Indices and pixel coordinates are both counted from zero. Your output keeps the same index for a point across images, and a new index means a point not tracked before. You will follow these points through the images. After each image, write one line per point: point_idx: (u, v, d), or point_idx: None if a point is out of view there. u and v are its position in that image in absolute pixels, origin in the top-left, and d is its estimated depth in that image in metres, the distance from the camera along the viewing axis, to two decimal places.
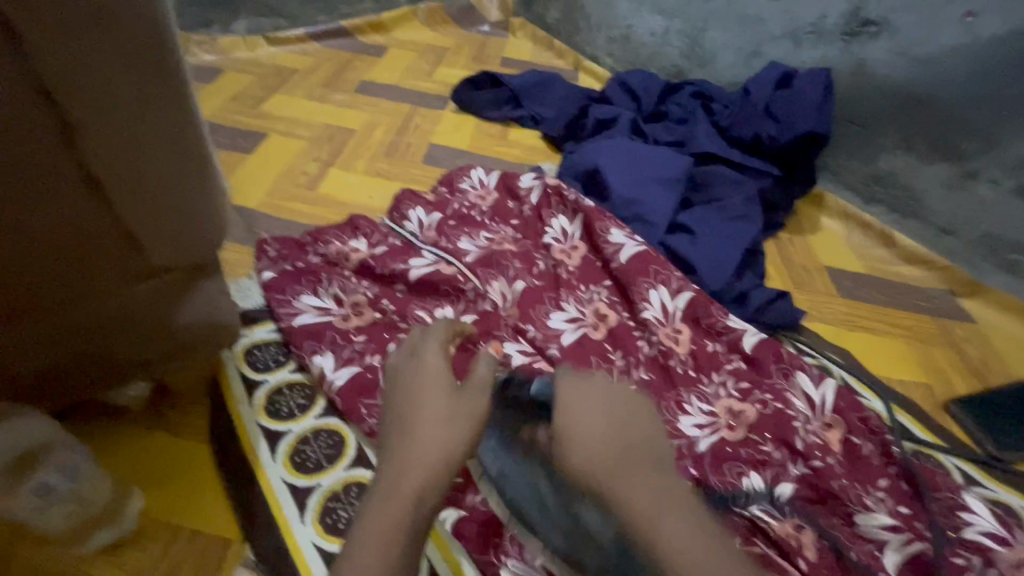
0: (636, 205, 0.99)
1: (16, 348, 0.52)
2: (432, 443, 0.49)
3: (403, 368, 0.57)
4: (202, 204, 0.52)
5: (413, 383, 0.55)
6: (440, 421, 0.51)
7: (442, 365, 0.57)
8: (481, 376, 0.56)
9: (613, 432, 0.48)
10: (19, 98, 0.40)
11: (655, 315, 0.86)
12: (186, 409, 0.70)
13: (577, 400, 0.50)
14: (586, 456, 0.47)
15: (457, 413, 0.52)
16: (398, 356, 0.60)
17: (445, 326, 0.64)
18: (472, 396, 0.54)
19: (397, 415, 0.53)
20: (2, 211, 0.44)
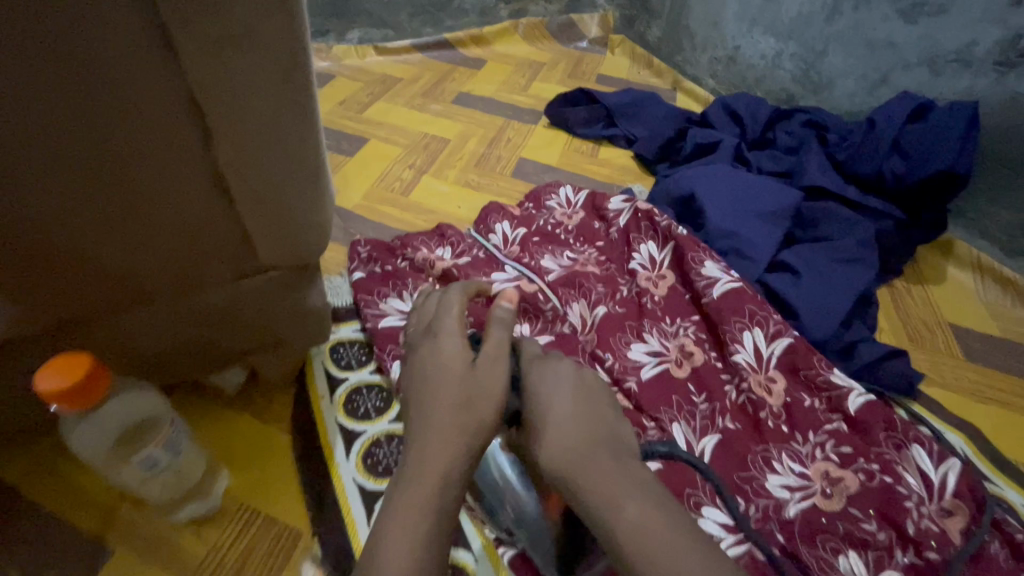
0: (733, 238, 0.93)
1: (142, 330, 0.57)
2: (448, 430, 0.50)
3: (421, 346, 0.57)
4: (313, 211, 0.54)
5: (428, 373, 0.54)
6: (456, 414, 0.51)
7: (456, 349, 0.55)
8: (495, 341, 0.55)
9: (584, 431, 0.52)
10: (166, 100, 0.42)
11: (747, 359, 0.80)
12: (273, 397, 0.74)
13: (545, 387, 0.55)
14: (553, 443, 0.51)
15: (472, 396, 0.51)
16: (417, 333, 0.60)
17: (461, 291, 0.62)
18: (486, 368, 0.53)
19: (415, 408, 0.53)
20: (142, 209, 0.47)
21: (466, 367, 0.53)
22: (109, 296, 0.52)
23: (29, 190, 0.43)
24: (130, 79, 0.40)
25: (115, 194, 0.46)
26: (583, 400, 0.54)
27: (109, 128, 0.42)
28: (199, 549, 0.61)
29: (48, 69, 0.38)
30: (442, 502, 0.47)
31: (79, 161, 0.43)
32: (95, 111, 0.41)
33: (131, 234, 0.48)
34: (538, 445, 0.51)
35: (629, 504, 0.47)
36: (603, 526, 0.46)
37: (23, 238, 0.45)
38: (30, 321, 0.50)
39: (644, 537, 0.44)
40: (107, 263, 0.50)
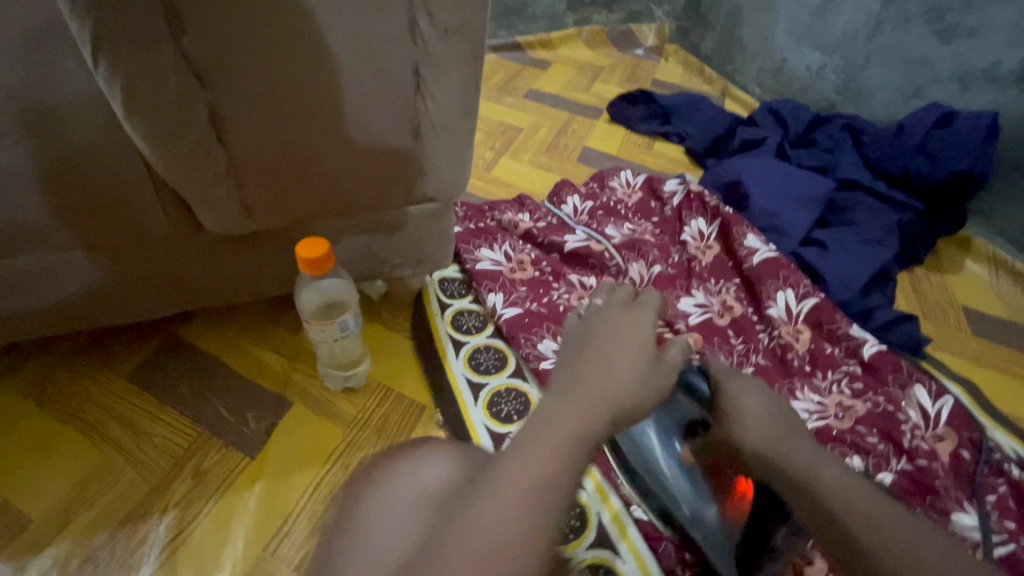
0: (773, 217, 1.09)
1: (333, 235, 0.77)
2: (613, 403, 0.53)
3: (613, 318, 0.59)
4: (466, 158, 0.73)
5: (615, 343, 0.57)
6: (626, 396, 0.53)
7: (645, 339, 0.58)
8: (672, 357, 0.60)
9: (774, 424, 0.63)
10: (403, 72, 0.61)
11: (779, 313, 0.97)
12: (397, 312, 0.94)
13: (738, 390, 0.66)
14: (756, 439, 0.61)
15: (646, 382, 0.56)
16: (611, 304, 0.60)
17: (657, 299, 0.63)
18: (662, 366, 0.58)
19: (584, 365, 0.55)
20: (365, 146, 0.67)
21: (649, 355, 0.57)
22: (322, 209, 0.72)
23: (304, 125, 0.62)
24: (382, 51, 0.59)
25: (348, 131, 0.64)
26: (773, 408, 0.65)
27: (359, 82, 0.60)
28: (352, 408, 0.81)
29: (339, 46, 0.57)
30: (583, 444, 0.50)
31: (338, 109, 0.62)
32: (356, 76, 0.60)
33: (352, 165, 0.68)
34: (737, 438, 0.63)
35: (836, 486, 0.55)
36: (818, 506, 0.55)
37: (289, 159, 0.65)
38: (271, 219, 0.71)
39: (860, 510, 0.53)
40: (330, 184, 0.69)
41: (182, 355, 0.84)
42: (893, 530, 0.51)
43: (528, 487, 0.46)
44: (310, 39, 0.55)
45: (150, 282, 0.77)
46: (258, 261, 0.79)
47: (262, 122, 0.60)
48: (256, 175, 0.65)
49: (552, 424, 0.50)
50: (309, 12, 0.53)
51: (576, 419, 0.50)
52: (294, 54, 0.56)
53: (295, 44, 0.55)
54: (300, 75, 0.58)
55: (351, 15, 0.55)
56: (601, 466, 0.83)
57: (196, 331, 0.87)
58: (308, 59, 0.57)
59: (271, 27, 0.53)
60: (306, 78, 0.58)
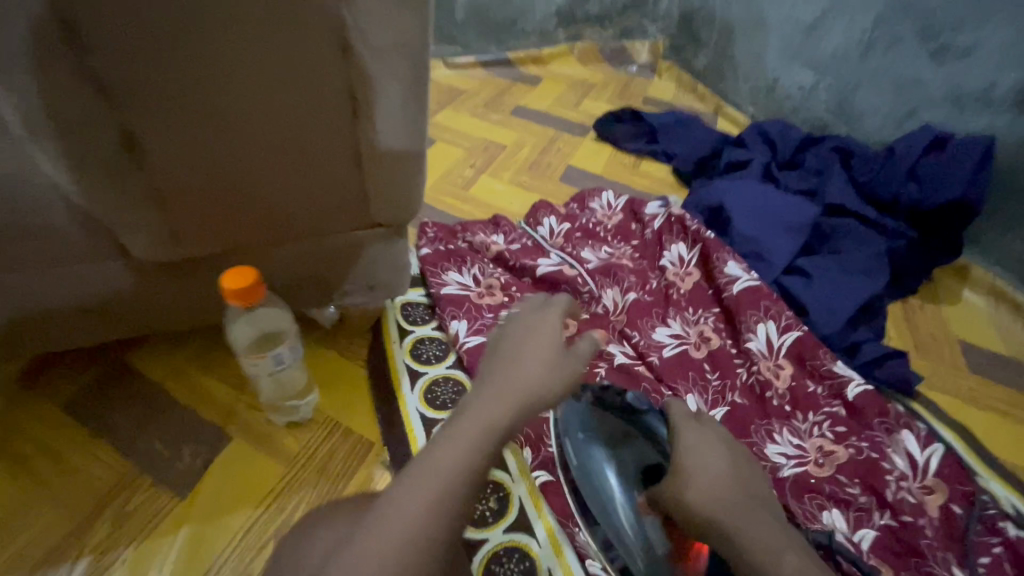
0: (755, 243, 1.04)
1: (275, 264, 0.73)
2: (531, 387, 0.60)
3: (522, 319, 0.67)
4: (414, 183, 0.69)
5: (525, 337, 0.65)
6: (539, 382, 0.61)
7: (554, 332, 0.65)
8: (580, 351, 0.66)
9: (727, 481, 0.64)
10: (335, 92, 0.57)
11: (759, 347, 0.91)
12: (354, 339, 0.89)
13: (695, 441, 0.69)
14: (702, 496, 0.63)
15: (556, 370, 0.62)
16: (523, 307, 0.70)
17: (563, 308, 0.69)
18: (575, 358, 0.65)
19: (501, 356, 0.63)
20: (301, 171, 0.62)
21: (562, 353, 0.64)
22: (261, 235, 0.68)
23: (233, 149, 0.58)
24: (310, 70, 0.55)
25: (279, 153, 0.60)
26: (731, 465, 0.67)
27: (288, 102, 0.56)
28: (295, 444, 0.76)
29: (263, 65, 0.53)
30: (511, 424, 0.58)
31: (268, 131, 0.58)
32: (284, 96, 0.56)
33: (287, 189, 0.64)
34: (687, 492, 0.64)
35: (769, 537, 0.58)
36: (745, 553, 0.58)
37: (218, 183, 0.60)
38: (204, 247, 0.66)
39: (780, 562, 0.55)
40: (266, 209, 0.65)
41: (118, 386, 0.79)
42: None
43: (439, 488, 0.52)
44: (230, 57, 0.51)
45: (81, 319, 0.72)
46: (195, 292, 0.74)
47: (184, 146, 0.56)
48: (182, 201, 0.61)
49: (470, 416, 0.57)
50: (223, 26, 0.49)
51: (490, 413, 0.57)
52: (213, 73, 0.52)
53: (214, 63, 0.51)
54: (221, 94, 0.54)
55: (275, 33, 0.51)
56: (557, 517, 0.79)
57: (136, 360, 0.82)
58: (227, 78, 0.52)
59: (186, 43, 0.49)
60: (229, 97, 0.54)
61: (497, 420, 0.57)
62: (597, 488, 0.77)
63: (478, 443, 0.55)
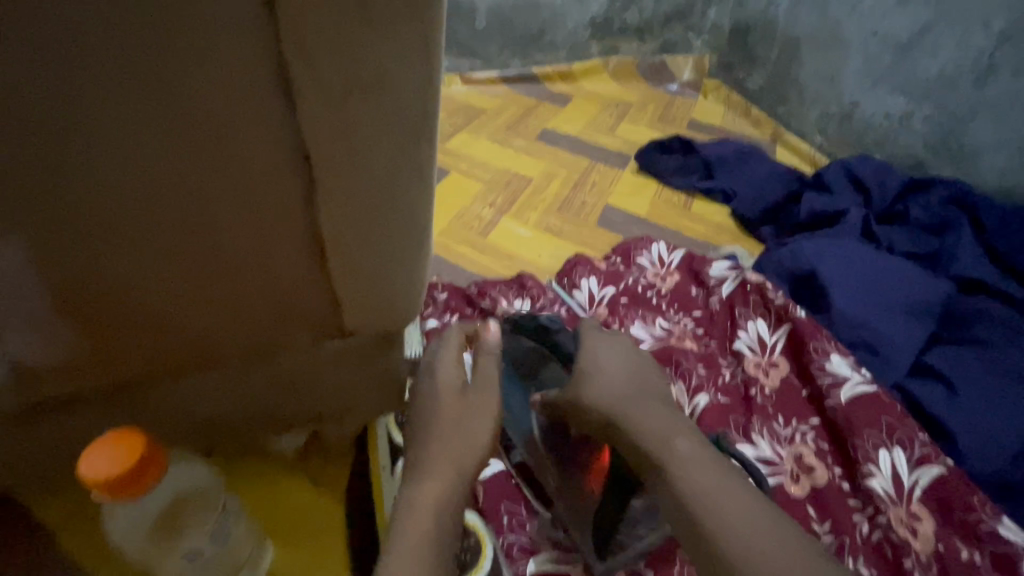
0: (865, 329, 0.79)
1: (210, 393, 0.51)
2: (453, 454, 0.52)
3: (418, 378, 0.57)
4: (412, 279, 0.46)
5: (427, 400, 0.55)
6: (461, 438, 0.53)
7: (452, 371, 0.56)
8: (486, 371, 0.56)
9: (633, 387, 0.55)
10: (274, 150, 0.36)
11: (884, 487, 0.66)
12: (329, 460, 0.66)
13: (598, 350, 0.58)
14: (628, 420, 0.52)
15: (467, 416, 0.54)
16: (418, 361, 0.59)
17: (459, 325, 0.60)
18: (477, 391, 0.55)
19: (414, 431, 0.55)
20: (233, 269, 0.41)
21: (459, 393, 0.55)
22: (175, 356, 0.46)
23: (115, 242, 0.37)
24: (221, 114, 0.33)
25: (190, 245, 0.39)
26: (635, 378, 0.56)
27: (193, 165, 0.35)
28: None
29: (150, 110, 0.32)
30: (444, 525, 0.48)
31: (172, 215, 0.37)
32: (190, 155, 0.35)
33: (208, 294, 0.42)
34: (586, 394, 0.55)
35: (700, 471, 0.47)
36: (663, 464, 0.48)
37: (99, 290, 0.40)
38: (92, 378, 0.45)
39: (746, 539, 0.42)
40: (177, 325, 0.44)
41: (10, 539, 0.59)
42: (744, 517, 0.43)
43: None
44: (92, 96, 0.31)
45: None
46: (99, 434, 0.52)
47: (36, 240, 0.36)
48: (47, 318, 0.40)
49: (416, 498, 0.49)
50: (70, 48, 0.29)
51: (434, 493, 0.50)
52: (65, 126, 0.32)
53: (64, 109, 0.31)
54: (82, 154, 0.33)
55: (164, 59, 0.31)
56: None
57: (40, 503, 0.62)
58: (86, 127, 0.32)
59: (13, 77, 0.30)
60: (97, 165, 0.34)
61: (435, 502, 0.49)
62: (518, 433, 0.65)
63: (436, 527, 0.48)
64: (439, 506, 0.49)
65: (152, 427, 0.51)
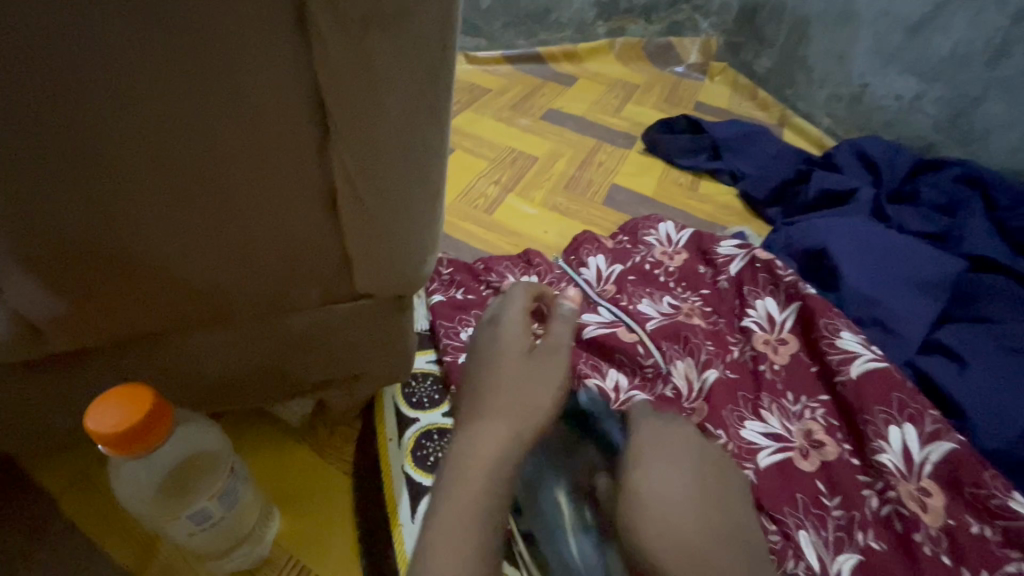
0: (877, 306, 0.79)
1: (214, 352, 0.50)
2: (512, 407, 0.53)
3: (481, 336, 0.60)
4: (424, 237, 0.45)
5: (489, 354, 0.58)
6: (526, 393, 0.54)
7: (519, 331, 0.59)
8: (555, 335, 0.60)
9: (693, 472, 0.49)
10: (282, 92, 0.34)
11: (894, 462, 0.66)
12: (336, 430, 0.65)
13: (662, 434, 0.52)
14: (670, 480, 0.47)
15: (534, 372, 0.56)
16: (480, 325, 0.62)
17: (523, 291, 0.63)
18: (547, 355, 0.58)
19: (473, 387, 0.56)
20: (239, 220, 0.40)
21: (528, 353, 0.58)
22: (181, 312, 0.45)
23: (115, 189, 0.36)
24: (225, 51, 0.31)
25: (193, 192, 0.37)
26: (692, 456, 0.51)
27: (195, 107, 0.33)
28: None
29: (152, 45, 0.30)
30: (499, 476, 0.50)
31: (173, 159, 0.35)
32: (193, 96, 0.33)
33: (214, 247, 0.41)
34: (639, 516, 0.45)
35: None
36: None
37: (103, 240, 0.38)
38: (94, 334, 0.44)
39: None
40: (182, 277, 0.42)
41: (13, 505, 0.58)
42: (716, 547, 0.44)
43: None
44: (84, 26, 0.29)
45: None
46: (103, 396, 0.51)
47: (34, 185, 0.34)
48: (46, 271, 0.39)
49: (470, 454, 0.50)
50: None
51: (488, 449, 0.50)
52: (63, 63, 0.30)
53: (60, 44, 0.29)
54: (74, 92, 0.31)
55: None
56: None
57: (44, 468, 0.61)
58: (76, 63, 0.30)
59: None
60: (95, 104, 0.32)
61: (499, 450, 0.50)
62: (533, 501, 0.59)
63: (493, 474, 0.49)
64: (498, 457, 0.50)
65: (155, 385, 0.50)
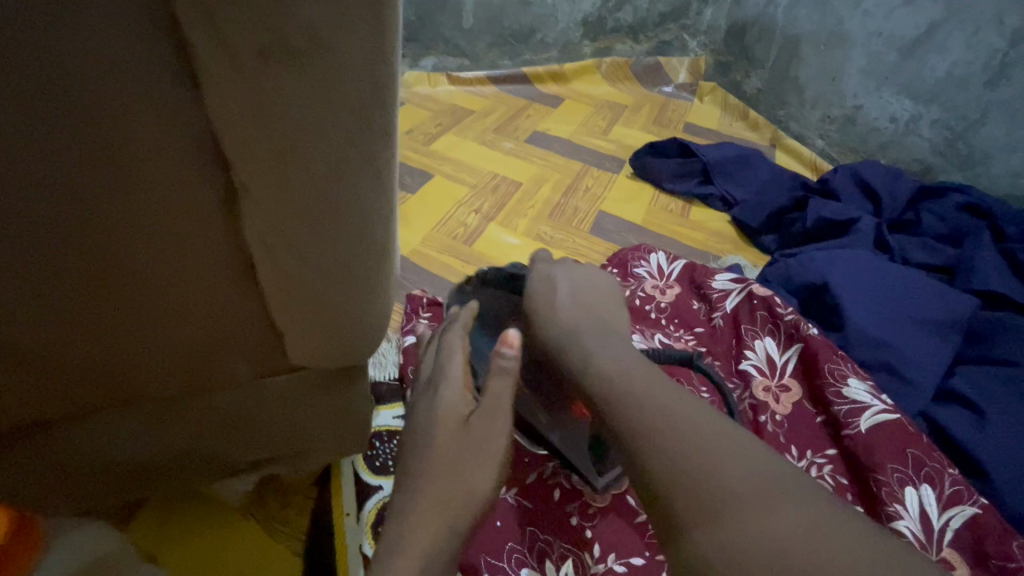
0: (885, 349, 0.73)
1: (121, 440, 0.42)
2: (444, 499, 0.46)
3: (420, 410, 0.51)
4: (370, 304, 0.38)
5: (422, 428, 0.50)
6: (457, 480, 0.47)
7: (459, 395, 0.51)
8: (495, 394, 0.50)
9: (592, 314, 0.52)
10: (176, 144, 0.28)
11: (914, 530, 0.59)
12: (289, 503, 0.58)
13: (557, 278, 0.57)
14: (567, 311, 0.52)
15: (471, 451, 0.48)
16: (418, 387, 0.54)
17: (461, 337, 0.55)
18: (482, 424, 0.49)
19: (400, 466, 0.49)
20: (133, 294, 0.33)
21: (462, 422, 0.49)
22: (71, 400, 0.37)
23: None
24: (89, 95, 0.25)
25: (65, 266, 0.30)
26: (597, 292, 0.55)
27: (58, 162, 0.27)
28: None
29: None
30: None
31: (34, 227, 0.28)
32: (53, 151, 0.26)
33: (98, 325, 0.34)
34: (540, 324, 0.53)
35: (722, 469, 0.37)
36: (611, 390, 0.43)
37: None
38: None
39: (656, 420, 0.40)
40: (66, 361, 0.35)
41: None
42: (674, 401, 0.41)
43: None
44: None
45: None
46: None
47: None
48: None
49: (398, 550, 0.43)
50: None
51: (432, 540, 0.44)
52: None
53: None
54: None
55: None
56: None
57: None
58: None
59: None
60: None
61: (420, 556, 0.43)
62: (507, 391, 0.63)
63: None
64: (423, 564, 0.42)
65: (51, 476, 0.42)
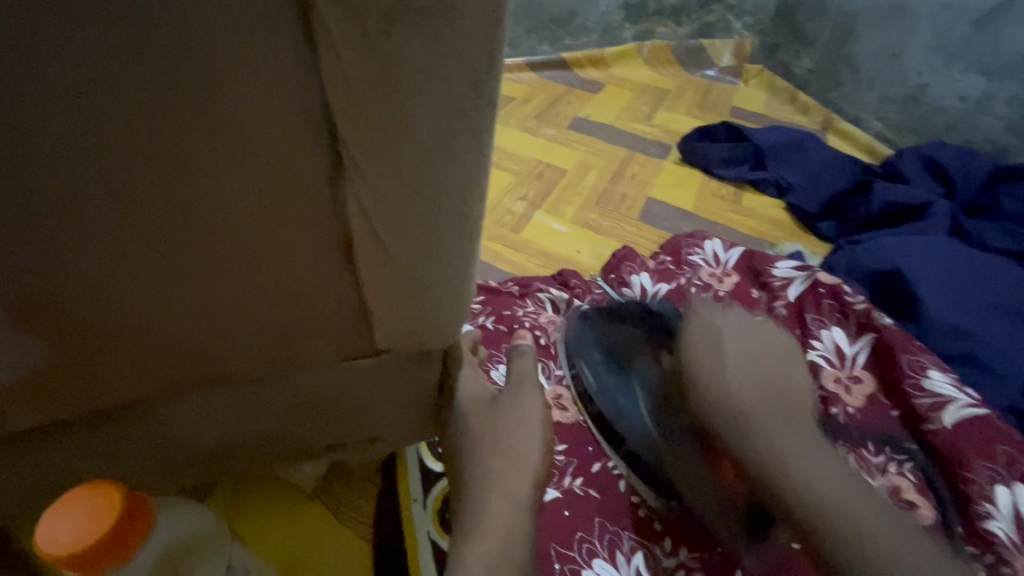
0: (968, 339, 0.69)
1: (209, 419, 0.42)
2: (500, 464, 0.49)
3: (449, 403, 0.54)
4: (457, 286, 0.37)
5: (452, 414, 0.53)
6: (505, 447, 0.50)
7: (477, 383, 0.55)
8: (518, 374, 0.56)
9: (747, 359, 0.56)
10: (290, 114, 0.27)
11: (1008, 531, 0.56)
12: (354, 488, 0.58)
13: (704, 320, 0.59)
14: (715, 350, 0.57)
15: (507, 420, 0.52)
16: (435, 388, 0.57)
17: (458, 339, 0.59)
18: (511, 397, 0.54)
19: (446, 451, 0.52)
20: (235, 271, 0.33)
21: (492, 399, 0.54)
22: (167, 379, 0.38)
23: (78, 238, 0.29)
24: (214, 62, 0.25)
25: (175, 240, 0.30)
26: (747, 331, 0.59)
27: (176, 131, 0.27)
28: None
29: (128, 61, 0.24)
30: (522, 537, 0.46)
31: (149, 198, 0.29)
32: (174, 120, 0.26)
33: (200, 302, 0.34)
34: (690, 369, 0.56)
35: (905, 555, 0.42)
36: (761, 440, 0.51)
37: (63, 298, 0.31)
38: (64, 406, 0.37)
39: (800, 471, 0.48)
40: (165, 338, 0.35)
41: None
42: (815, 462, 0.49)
43: None
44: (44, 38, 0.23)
45: None
46: (76, 477, 0.43)
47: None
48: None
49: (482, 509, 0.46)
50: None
51: (500, 501, 0.47)
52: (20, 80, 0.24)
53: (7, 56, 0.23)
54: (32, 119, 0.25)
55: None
56: None
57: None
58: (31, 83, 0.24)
59: None
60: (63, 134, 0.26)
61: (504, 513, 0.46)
62: (617, 400, 0.64)
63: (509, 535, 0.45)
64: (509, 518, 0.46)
65: (141, 454, 0.43)
